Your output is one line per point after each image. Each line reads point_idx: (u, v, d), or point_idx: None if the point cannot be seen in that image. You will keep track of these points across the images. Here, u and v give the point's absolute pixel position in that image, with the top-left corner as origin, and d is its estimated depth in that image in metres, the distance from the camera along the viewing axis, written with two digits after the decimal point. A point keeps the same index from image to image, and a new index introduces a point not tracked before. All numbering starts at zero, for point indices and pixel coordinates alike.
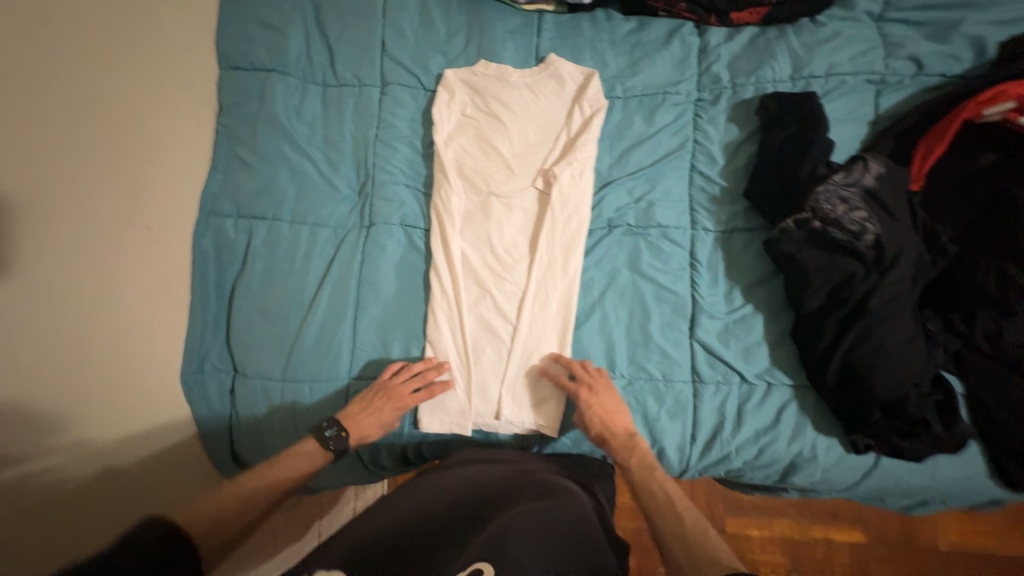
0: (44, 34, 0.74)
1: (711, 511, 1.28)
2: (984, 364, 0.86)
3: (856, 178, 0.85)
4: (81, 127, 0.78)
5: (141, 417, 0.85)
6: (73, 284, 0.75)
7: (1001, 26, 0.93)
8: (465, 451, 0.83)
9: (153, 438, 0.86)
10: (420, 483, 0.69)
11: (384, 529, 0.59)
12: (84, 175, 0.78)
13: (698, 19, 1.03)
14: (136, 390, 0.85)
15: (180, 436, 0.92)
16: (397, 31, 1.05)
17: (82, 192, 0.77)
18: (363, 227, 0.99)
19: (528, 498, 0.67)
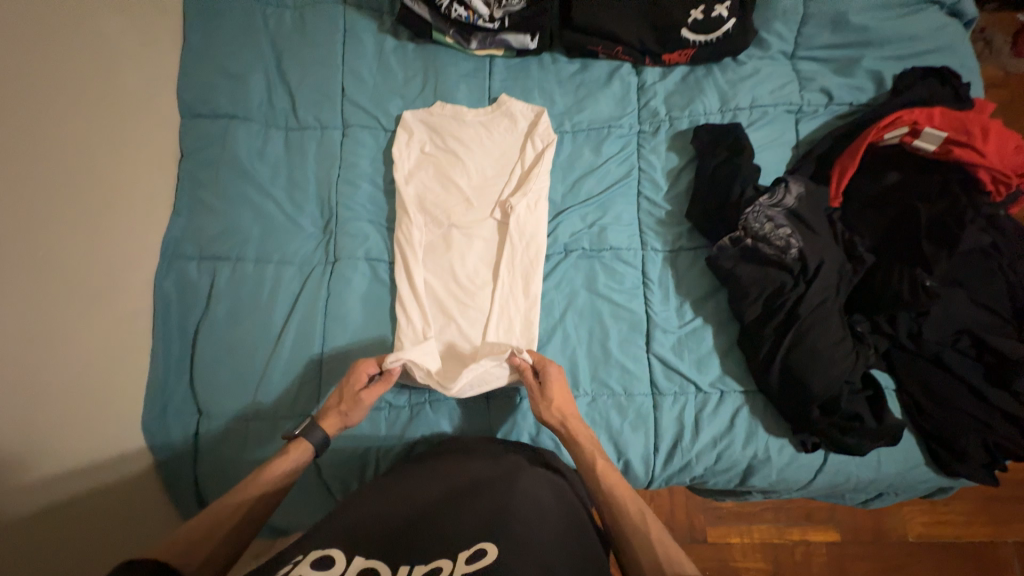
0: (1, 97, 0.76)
1: (692, 522, 1.31)
2: (908, 359, 0.95)
3: (779, 199, 0.94)
4: (29, 181, 0.79)
5: (94, 469, 0.84)
6: (23, 339, 0.75)
7: (896, 61, 1.06)
8: (453, 440, 0.88)
9: (100, 488, 0.84)
10: (418, 485, 0.72)
11: (383, 521, 0.65)
12: (33, 228, 0.79)
13: (634, 60, 1.12)
14: (89, 441, 0.84)
15: (138, 486, 0.91)
16: (356, 77, 1.11)
17: (27, 245, 0.78)
18: (328, 263, 1.02)
19: (518, 482, 0.71)
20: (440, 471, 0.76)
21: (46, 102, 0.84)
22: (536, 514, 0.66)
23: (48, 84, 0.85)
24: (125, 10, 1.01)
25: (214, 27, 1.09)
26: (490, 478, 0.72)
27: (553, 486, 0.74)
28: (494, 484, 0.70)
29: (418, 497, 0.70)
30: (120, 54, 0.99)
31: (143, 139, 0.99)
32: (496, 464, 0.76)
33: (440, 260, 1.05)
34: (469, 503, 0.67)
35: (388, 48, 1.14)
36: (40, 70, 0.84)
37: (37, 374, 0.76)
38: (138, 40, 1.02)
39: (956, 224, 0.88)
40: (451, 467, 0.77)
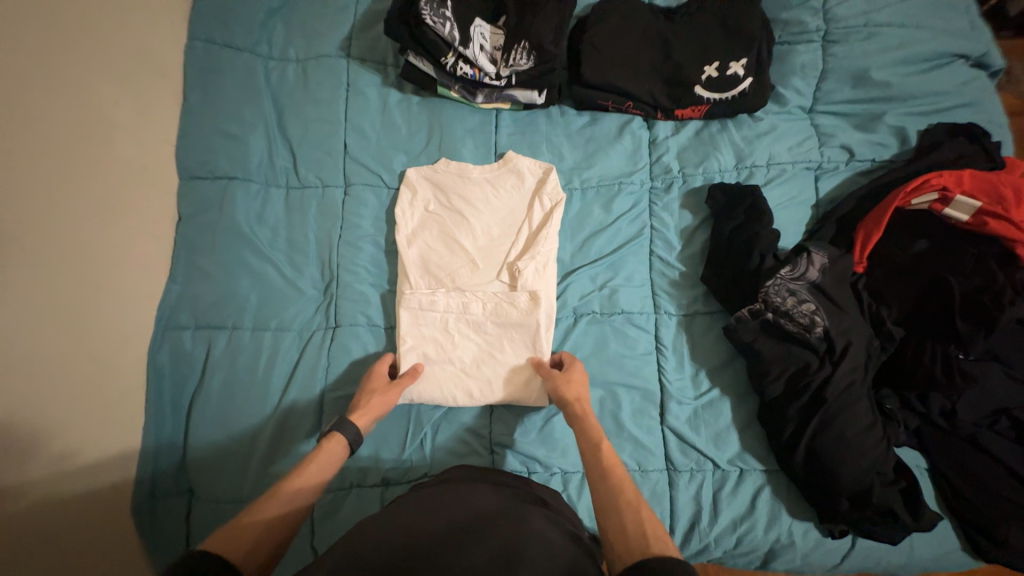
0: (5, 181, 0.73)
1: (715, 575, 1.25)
2: (942, 438, 0.89)
3: (802, 272, 0.88)
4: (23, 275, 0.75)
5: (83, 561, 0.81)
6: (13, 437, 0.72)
7: (920, 117, 1.01)
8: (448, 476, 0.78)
9: None
10: (407, 516, 0.62)
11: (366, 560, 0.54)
12: (27, 322, 0.75)
13: (645, 114, 1.08)
14: (78, 537, 0.81)
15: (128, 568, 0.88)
16: (359, 132, 1.08)
17: (20, 343, 0.74)
18: (329, 329, 0.99)
19: (524, 518, 0.62)
20: (439, 499, 0.67)
21: (41, 184, 0.79)
22: (541, 554, 0.55)
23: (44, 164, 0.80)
24: (120, 71, 0.95)
25: (214, 86, 1.07)
26: (494, 513, 0.62)
27: (557, 525, 0.64)
28: (495, 521, 0.61)
29: (417, 522, 0.61)
30: (119, 121, 0.94)
31: (142, 206, 0.96)
32: (497, 499, 0.68)
33: (422, 323, 0.97)
34: (465, 538, 0.57)
35: (392, 102, 1.11)
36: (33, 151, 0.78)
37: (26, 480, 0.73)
38: (135, 105, 0.97)
39: (994, 302, 0.81)
40: (454, 496, 0.68)
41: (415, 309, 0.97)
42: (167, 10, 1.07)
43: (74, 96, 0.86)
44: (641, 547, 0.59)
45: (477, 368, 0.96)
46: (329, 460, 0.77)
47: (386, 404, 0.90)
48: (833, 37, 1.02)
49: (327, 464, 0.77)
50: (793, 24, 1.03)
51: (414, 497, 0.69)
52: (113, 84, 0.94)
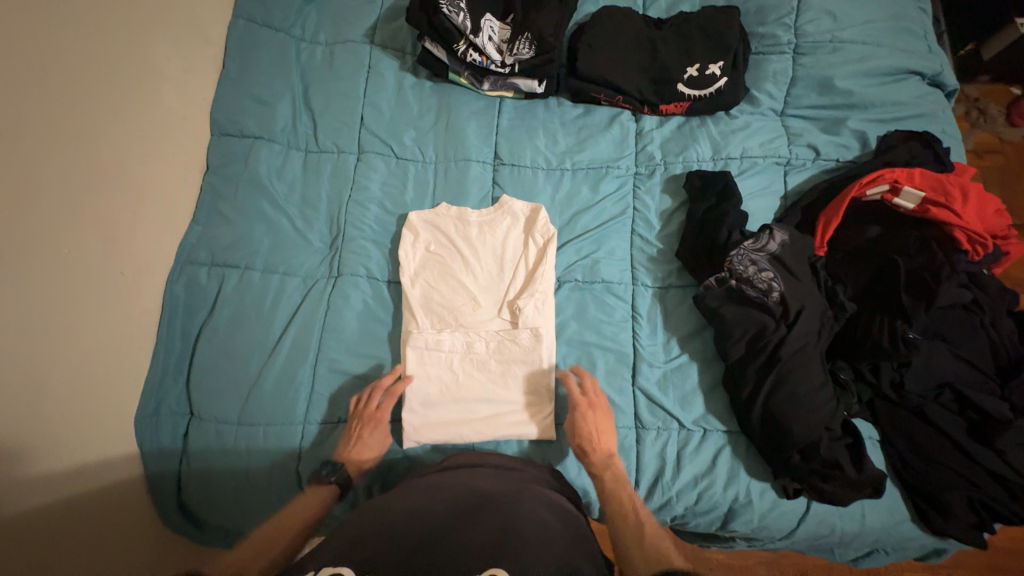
0: (61, 109, 0.85)
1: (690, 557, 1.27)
2: (892, 410, 0.95)
3: (764, 244, 0.97)
4: (66, 187, 0.85)
5: (83, 459, 0.87)
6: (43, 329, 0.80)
7: (879, 124, 1.12)
8: (465, 458, 0.87)
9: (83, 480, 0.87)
10: (426, 496, 0.71)
11: (395, 530, 0.63)
12: (61, 228, 0.84)
13: (634, 108, 1.20)
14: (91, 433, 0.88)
15: (123, 476, 0.94)
16: (375, 108, 1.20)
17: (55, 243, 0.83)
18: (331, 277, 1.07)
19: (526, 505, 0.70)
20: (442, 484, 0.75)
21: (91, 115, 0.90)
22: (539, 540, 0.63)
23: (95, 98, 0.91)
24: (170, 35, 1.09)
25: (251, 58, 1.20)
26: (492, 499, 0.70)
27: (550, 506, 0.72)
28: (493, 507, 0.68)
29: (430, 507, 0.68)
30: (163, 76, 1.06)
31: (175, 151, 1.07)
32: (505, 483, 0.76)
33: (427, 363, 1.01)
34: (476, 517, 0.66)
35: (407, 84, 1.23)
36: (84, 85, 0.89)
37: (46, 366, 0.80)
38: (181, 66, 1.10)
39: (933, 277, 0.91)
40: (454, 480, 0.76)
41: (421, 348, 1.01)
42: None
43: (126, 48, 0.99)
44: None
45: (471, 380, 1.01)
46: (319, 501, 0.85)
47: (376, 442, 0.95)
48: (803, 49, 1.14)
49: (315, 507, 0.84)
50: (768, 37, 1.16)
51: (417, 481, 0.77)
52: (162, 43, 1.07)
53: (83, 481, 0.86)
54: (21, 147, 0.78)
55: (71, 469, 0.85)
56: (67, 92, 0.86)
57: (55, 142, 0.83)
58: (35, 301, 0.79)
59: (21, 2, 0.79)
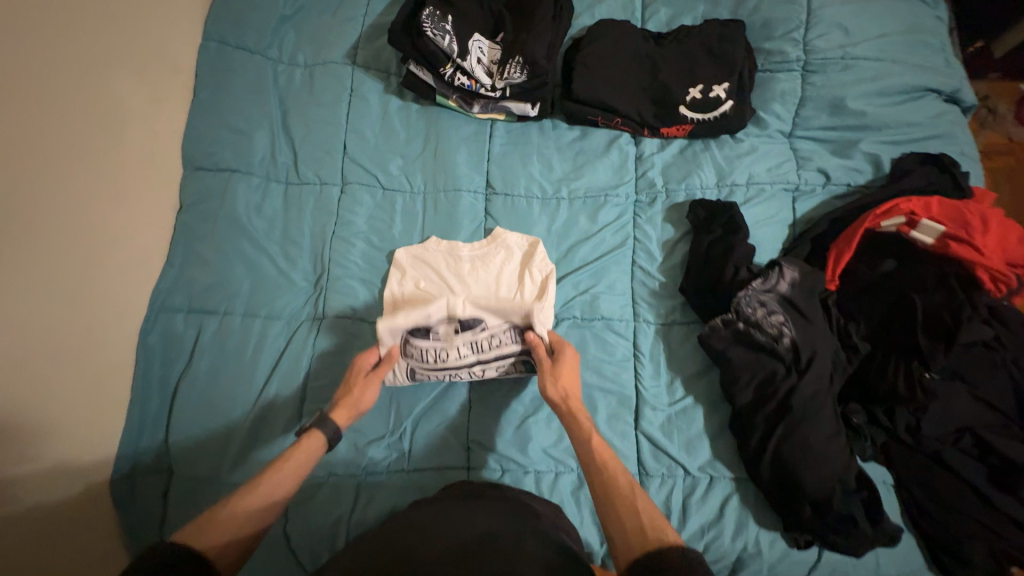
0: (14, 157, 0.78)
1: None
2: (906, 455, 0.90)
3: (773, 284, 0.92)
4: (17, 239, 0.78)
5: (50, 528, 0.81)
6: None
7: (892, 146, 1.06)
8: (455, 492, 0.84)
9: (51, 554, 0.81)
10: (416, 535, 0.66)
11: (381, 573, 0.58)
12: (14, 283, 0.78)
13: (633, 131, 1.13)
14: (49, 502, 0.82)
15: (97, 541, 0.88)
16: (359, 135, 1.14)
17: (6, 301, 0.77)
18: (316, 320, 1.02)
19: (527, 546, 0.64)
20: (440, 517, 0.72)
21: (45, 155, 0.83)
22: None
23: (48, 137, 0.84)
24: (134, 64, 1.01)
25: (224, 84, 1.12)
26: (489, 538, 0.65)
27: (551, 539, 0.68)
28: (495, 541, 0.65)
29: (418, 548, 0.63)
30: (128, 108, 0.99)
31: (145, 190, 1.00)
32: (506, 522, 0.70)
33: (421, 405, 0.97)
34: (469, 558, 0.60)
35: (392, 108, 1.16)
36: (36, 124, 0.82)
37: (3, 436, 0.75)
38: (148, 97, 1.03)
39: (953, 319, 0.86)
40: (456, 516, 0.72)
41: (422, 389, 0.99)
42: (186, 14, 1.14)
43: (86, 81, 0.92)
44: (639, 536, 0.62)
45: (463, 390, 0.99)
46: (306, 454, 0.76)
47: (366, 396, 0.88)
48: (812, 67, 1.08)
49: (306, 459, 0.76)
50: (775, 54, 1.10)
51: (415, 514, 0.74)
52: (126, 73, 0.99)
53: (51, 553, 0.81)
54: None
55: (37, 542, 0.79)
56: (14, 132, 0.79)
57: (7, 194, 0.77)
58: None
59: None
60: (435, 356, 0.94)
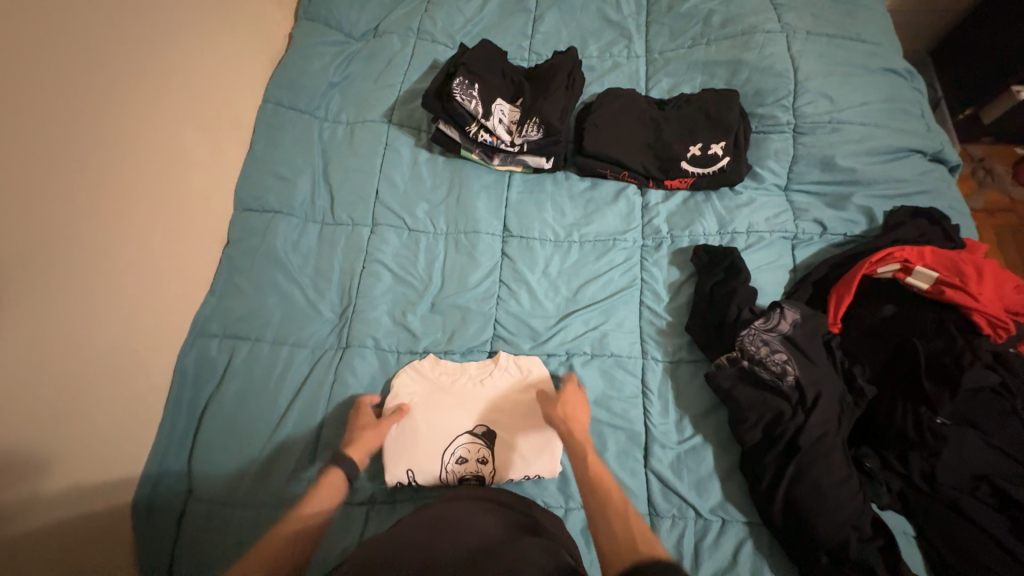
0: (97, 197, 0.92)
1: None
2: (925, 502, 0.87)
3: (775, 324, 0.97)
4: (74, 263, 0.87)
5: (82, 526, 0.88)
6: (64, 403, 0.85)
7: (884, 200, 1.13)
8: (452, 493, 0.83)
9: (77, 550, 0.86)
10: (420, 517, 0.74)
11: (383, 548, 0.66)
12: (68, 301, 0.86)
13: (639, 183, 1.24)
14: (88, 504, 0.89)
15: (112, 545, 0.92)
16: (390, 182, 1.26)
17: (56, 320, 0.84)
18: (340, 348, 1.08)
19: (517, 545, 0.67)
20: (442, 518, 0.73)
21: (108, 190, 0.94)
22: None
23: (119, 177, 0.96)
24: (206, 120, 1.17)
25: (277, 137, 1.28)
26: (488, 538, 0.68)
27: (548, 550, 0.68)
28: (497, 542, 0.68)
29: (420, 539, 0.68)
30: (193, 157, 1.13)
31: (197, 226, 1.12)
32: (502, 525, 0.73)
33: (438, 430, 0.99)
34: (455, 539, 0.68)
35: (421, 159, 1.30)
36: (106, 161, 0.94)
37: (33, 446, 0.80)
38: (211, 150, 1.17)
39: (954, 363, 0.89)
40: (452, 514, 0.74)
41: (427, 421, 1.00)
42: (254, 78, 1.32)
43: (167, 134, 1.07)
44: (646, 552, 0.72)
45: (465, 390, 1.03)
46: None
47: None
48: (802, 129, 1.19)
49: None
50: (767, 118, 1.22)
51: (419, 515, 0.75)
52: (199, 125, 1.15)
53: (72, 551, 0.86)
54: (67, 236, 0.86)
55: (67, 539, 0.85)
56: (88, 171, 0.90)
57: (89, 228, 0.90)
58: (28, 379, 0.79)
59: (83, 109, 0.90)
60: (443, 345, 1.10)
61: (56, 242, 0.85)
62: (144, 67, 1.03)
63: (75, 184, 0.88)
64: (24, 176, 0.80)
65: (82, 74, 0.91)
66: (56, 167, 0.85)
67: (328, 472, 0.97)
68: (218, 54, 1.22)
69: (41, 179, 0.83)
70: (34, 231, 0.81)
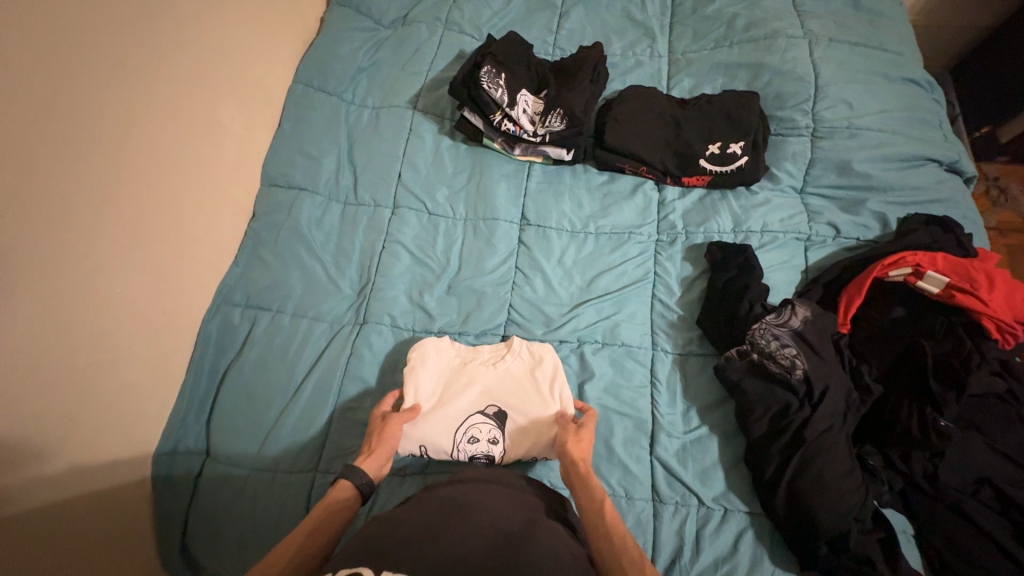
0: (134, 161, 0.95)
1: None
2: (925, 501, 0.89)
3: (786, 319, 1.00)
4: (111, 223, 0.91)
5: (104, 477, 0.91)
6: (94, 356, 0.88)
7: (898, 207, 1.15)
8: (462, 473, 0.85)
9: (99, 499, 0.90)
10: (431, 501, 0.75)
11: (396, 531, 0.67)
12: (108, 257, 0.90)
13: (656, 178, 1.26)
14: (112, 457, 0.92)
15: (131, 498, 0.95)
16: (413, 167, 1.29)
17: (95, 274, 0.88)
18: (358, 324, 1.11)
19: (529, 533, 0.69)
20: (454, 504, 0.74)
21: (146, 155, 0.98)
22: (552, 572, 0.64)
23: (156, 144, 1.00)
24: (239, 96, 1.21)
25: (305, 116, 1.31)
26: (500, 526, 0.70)
27: (558, 539, 0.71)
28: (510, 531, 0.69)
29: (433, 522, 0.69)
30: (226, 130, 1.17)
31: (226, 198, 1.16)
32: (512, 511, 0.75)
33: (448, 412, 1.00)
34: (469, 523, 0.69)
35: (444, 146, 1.32)
36: (148, 126, 0.98)
37: (67, 394, 0.83)
38: (242, 125, 1.21)
39: (962, 364, 0.90)
40: (462, 497, 0.76)
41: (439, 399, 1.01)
42: (285, 59, 1.36)
43: (202, 106, 1.11)
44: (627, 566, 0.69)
45: (478, 373, 1.04)
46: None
47: None
48: (821, 133, 1.21)
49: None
50: (786, 121, 1.24)
51: (434, 495, 0.76)
52: (233, 100, 1.19)
53: (95, 500, 0.89)
54: (104, 196, 0.89)
55: (90, 487, 0.88)
56: (126, 135, 0.94)
57: (125, 190, 0.93)
58: (68, 328, 0.83)
59: (127, 75, 0.94)
60: (458, 327, 1.12)
61: (95, 201, 0.88)
62: (185, 40, 1.07)
63: (114, 146, 0.91)
64: (72, 133, 0.84)
65: (131, 40, 0.95)
66: (98, 129, 0.89)
67: (341, 442, 0.99)
68: (253, 33, 1.26)
69: (83, 138, 0.86)
70: (79, 187, 0.85)
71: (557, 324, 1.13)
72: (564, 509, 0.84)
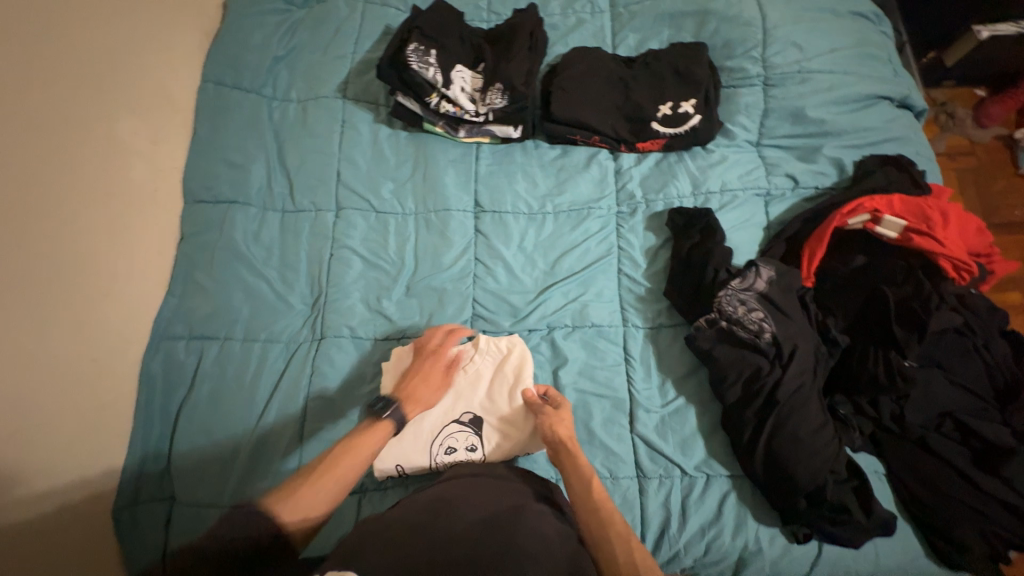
0: (21, 197, 0.84)
1: None
2: (894, 442, 0.92)
3: (751, 282, 0.99)
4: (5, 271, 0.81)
5: (59, 543, 0.85)
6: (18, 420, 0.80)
7: (853, 150, 1.13)
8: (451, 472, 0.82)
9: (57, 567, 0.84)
10: (415, 499, 0.71)
11: (377, 534, 0.63)
12: (10, 309, 0.81)
13: (610, 147, 1.20)
14: (63, 521, 0.86)
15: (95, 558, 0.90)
16: (351, 163, 1.19)
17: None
18: (315, 340, 1.04)
19: (516, 522, 0.67)
20: (441, 499, 0.71)
21: (35, 188, 0.86)
22: (541, 563, 0.61)
23: (44, 174, 0.88)
24: (140, 105, 1.08)
25: (222, 120, 1.19)
26: (488, 517, 0.67)
27: (546, 523, 0.69)
28: (497, 521, 0.67)
29: (418, 521, 0.65)
30: (130, 147, 1.04)
31: (145, 223, 1.05)
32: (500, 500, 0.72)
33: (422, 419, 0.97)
34: (455, 519, 0.66)
35: (382, 136, 1.23)
36: (29, 155, 0.86)
37: None
38: (149, 139, 1.08)
39: (922, 307, 0.92)
40: (448, 492, 0.73)
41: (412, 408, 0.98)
42: (189, 56, 1.21)
43: (96, 123, 0.98)
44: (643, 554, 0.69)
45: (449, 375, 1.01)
46: None
47: None
48: (772, 81, 1.16)
49: None
50: (737, 71, 1.19)
51: (418, 495, 0.73)
52: (132, 112, 1.06)
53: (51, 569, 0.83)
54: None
55: (44, 557, 0.82)
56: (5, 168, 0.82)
57: (17, 232, 0.83)
58: None
59: None
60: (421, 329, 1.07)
61: None
62: (58, 50, 0.94)
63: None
64: None
65: None
66: None
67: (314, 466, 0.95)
68: (142, 32, 1.11)
69: None
70: None
71: (525, 312, 1.09)
72: (556, 496, 0.83)
